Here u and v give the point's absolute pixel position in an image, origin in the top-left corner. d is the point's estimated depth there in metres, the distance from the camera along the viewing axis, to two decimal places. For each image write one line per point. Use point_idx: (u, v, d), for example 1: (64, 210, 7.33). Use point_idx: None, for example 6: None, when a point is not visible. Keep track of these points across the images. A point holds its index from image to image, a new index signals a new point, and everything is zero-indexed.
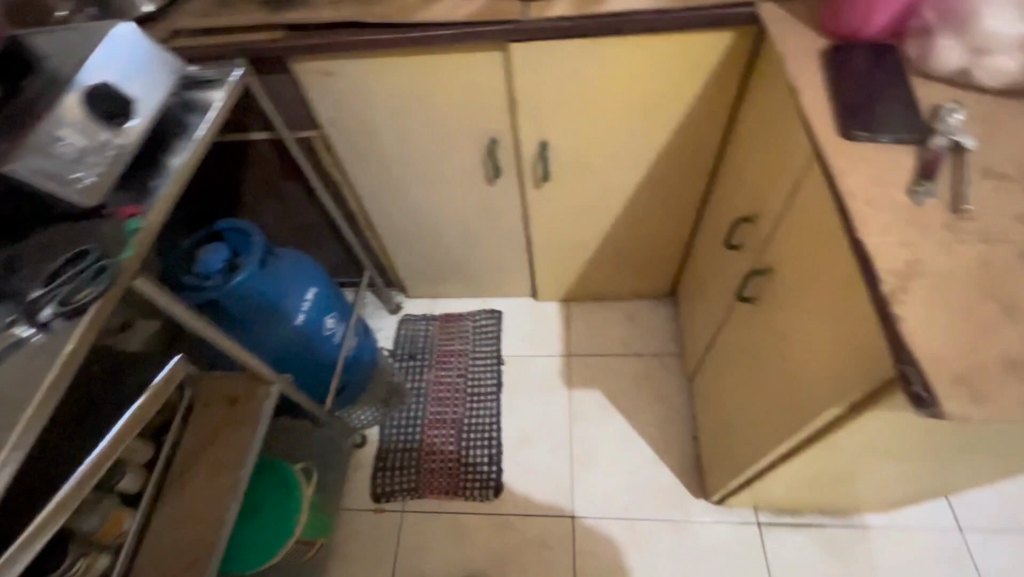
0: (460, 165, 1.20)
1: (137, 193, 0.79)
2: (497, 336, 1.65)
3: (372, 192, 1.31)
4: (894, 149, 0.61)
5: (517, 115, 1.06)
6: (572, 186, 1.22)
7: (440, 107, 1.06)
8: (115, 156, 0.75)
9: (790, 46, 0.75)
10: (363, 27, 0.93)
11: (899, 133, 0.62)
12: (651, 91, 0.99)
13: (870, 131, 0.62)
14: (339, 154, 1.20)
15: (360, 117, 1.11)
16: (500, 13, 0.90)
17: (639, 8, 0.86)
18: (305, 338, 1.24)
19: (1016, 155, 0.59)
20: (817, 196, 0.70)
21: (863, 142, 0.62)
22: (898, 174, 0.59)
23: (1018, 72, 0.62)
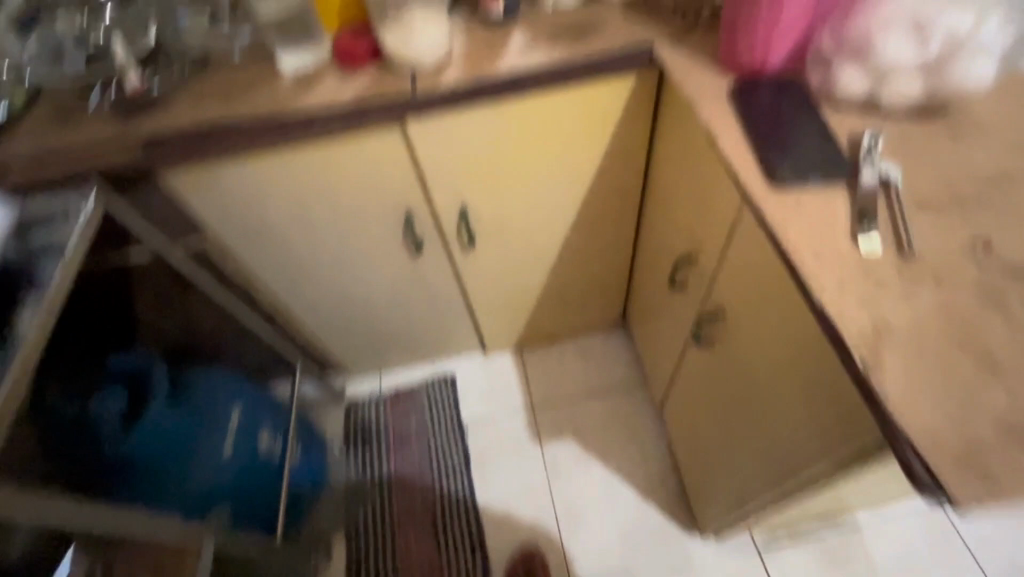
0: (377, 243, 1.10)
1: None
2: (455, 402, 1.55)
3: (285, 286, 1.18)
4: (824, 191, 0.58)
5: (428, 187, 0.98)
6: (502, 243, 1.15)
7: (343, 193, 0.97)
8: None
9: (695, 90, 0.72)
10: (236, 127, 0.83)
11: (824, 172, 0.59)
12: (562, 142, 0.94)
13: (793, 172, 0.59)
14: (239, 256, 1.07)
15: (254, 216, 0.99)
16: (388, 90, 0.82)
17: (534, 65, 0.81)
18: (239, 468, 1.09)
19: (942, 179, 0.57)
20: (755, 243, 0.67)
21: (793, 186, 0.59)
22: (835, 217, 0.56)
23: (919, 94, 0.61)
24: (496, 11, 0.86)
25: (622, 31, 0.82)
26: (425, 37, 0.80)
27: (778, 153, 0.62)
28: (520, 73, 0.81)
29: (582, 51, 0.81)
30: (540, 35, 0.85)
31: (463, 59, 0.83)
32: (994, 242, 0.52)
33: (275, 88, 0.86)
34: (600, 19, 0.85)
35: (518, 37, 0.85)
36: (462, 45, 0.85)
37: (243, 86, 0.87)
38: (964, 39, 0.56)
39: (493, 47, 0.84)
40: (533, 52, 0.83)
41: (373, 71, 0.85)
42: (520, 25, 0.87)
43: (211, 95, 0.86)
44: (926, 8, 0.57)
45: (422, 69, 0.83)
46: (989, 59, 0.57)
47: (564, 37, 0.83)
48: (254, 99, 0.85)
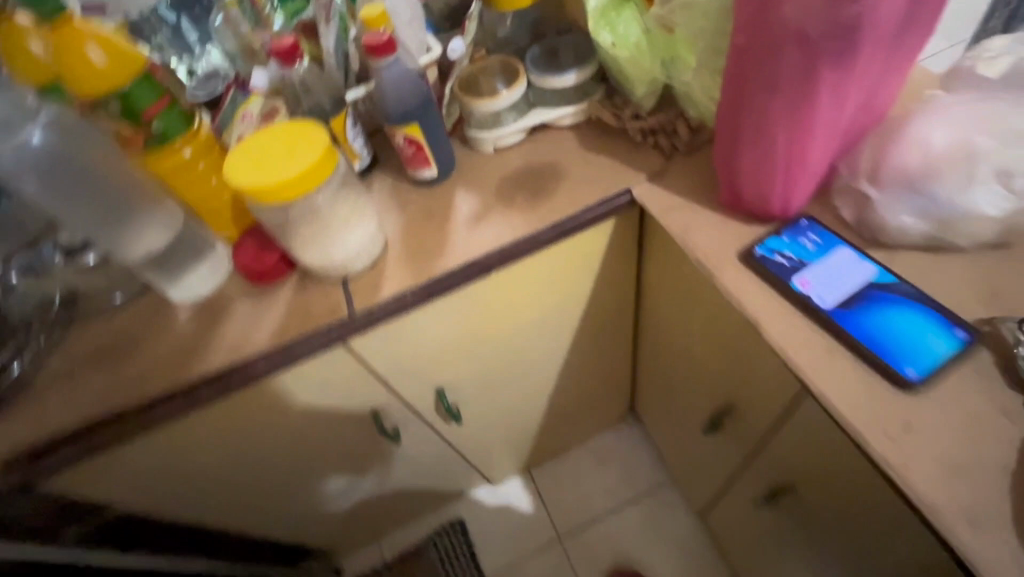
0: (344, 445, 0.90)
1: None
2: (473, 553, 1.35)
3: (244, 515, 0.95)
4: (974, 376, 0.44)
5: (393, 384, 0.79)
6: (490, 399, 0.97)
7: (288, 421, 0.77)
8: None
9: (708, 246, 0.57)
10: (124, 409, 0.62)
11: (958, 353, 0.44)
12: (538, 300, 0.78)
13: (920, 369, 0.45)
14: (175, 512, 0.84)
15: (183, 474, 0.77)
16: (317, 315, 0.64)
17: (492, 243, 0.65)
18: None
19: None
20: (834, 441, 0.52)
21: (936, 389, 0.44)
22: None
23: (998, 230, 0.47)
24: (429, 173, 0.70)
25: (589, 174, 0.67)
26: (346, 242, 0.62)
27: (872, 327, 0.47)
28: (477, 258, 0.64)
29: (550, 210, 0.66)
30: (490, 197, 0.68)
31: (402, 249, 0.67)
32: None
33: (169, 335, 0.66)
34: (557, 160, 0.70)
35: (465, 205, 0.68)
36: (398, 229, 0.69)
37: (127, 340, 0.67)
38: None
39: (438, 223, 0.68)
40: (486, 223, 0.66)
41: (292, 286, 0.66)
42: (460, 185, 0.71)
43: (86, 362, 0.66)
44: (1004, 142, 0.45)
45: (355, 275, 0.65)
46: (996, 190, 0.45)
47: (521, 195, 0.67)
48: (143, 358, 0.65)
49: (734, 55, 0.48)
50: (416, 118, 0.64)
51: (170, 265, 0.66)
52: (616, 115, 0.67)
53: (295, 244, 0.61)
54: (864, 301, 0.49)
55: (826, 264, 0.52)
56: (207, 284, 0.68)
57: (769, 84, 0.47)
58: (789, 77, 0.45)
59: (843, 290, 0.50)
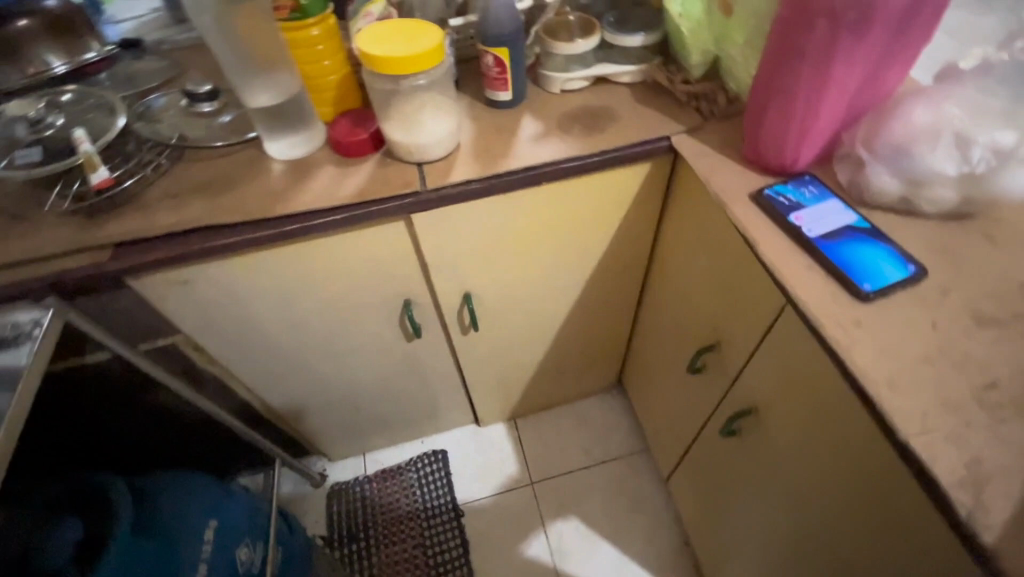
0: (371, 330, 1.01)
1: None
2: (449, 481, 1.44)
3: (267, 380, 1.06)
4: (912, 297, 0.57)
5: (431, 274, 0.91)
6: (502, 322, 1.09)
7: (337, 286, 0.89)
8: None
9: (726, 185, 0.70)
10: (222, 226, 0.74)
11: (904, 280, 0.57)
12: (569, 229, 0.91)
13: (875, 286, 0.57)
14: (216, 353, 0.95)
15: (237, 314, 0.89)
16: (393, 185, 0.76)
17: (546, 157, 0.77)
18: None
19: (986, 287, 0.57)
20: (796, 349, 0.63)
21: (885, 301, 0.56)
22: (950, 338, 0.53)
23: (955, 199, 0.60)
24: (502, 97, 0.83)
25: (637, 120, 0.80)
26: (431, 129, 0.75)
27: (844, 253, 0.60)
28: (533, 166, 0.77)
29: (600, 141, 0.78)
30: (552, 124, 0.81)
31: (472, 149, 0.79)
32: None
33: (265, 180, 0.78)
34: (613, 106, 0.82)
35: (530, 126, 0.81)
36: (470, 134, 0.81)
37: (227, 178, 0.79)
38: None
39: (504, 135, 0.81)
40: (544, 142, 0.79)
41: (375, 161, 0.79)
42: (527, 112, 0.84)
43: (191, 188, 0.77)
44: (964, 124, 0.57)
45: (429, 161, 0.78)
46: (951, 156, 0.57)
47: (578, 127, 0.80)
48: (241, 193, 0.77)
49: (776, 26, 0.61)
50: (505, 45, 0.78)
51: (279, 123, 0.78)
52: (669, 78, 0.81)
53: (392, 119, 0.75)
54: (842, 237, 0.61)
55: (818, 208, 0.64)
56: (302, 146, 0.80)
57: (798, 52, 0.60)
58: (815, 47, 0.58)
59: (828, 226, 0.62)
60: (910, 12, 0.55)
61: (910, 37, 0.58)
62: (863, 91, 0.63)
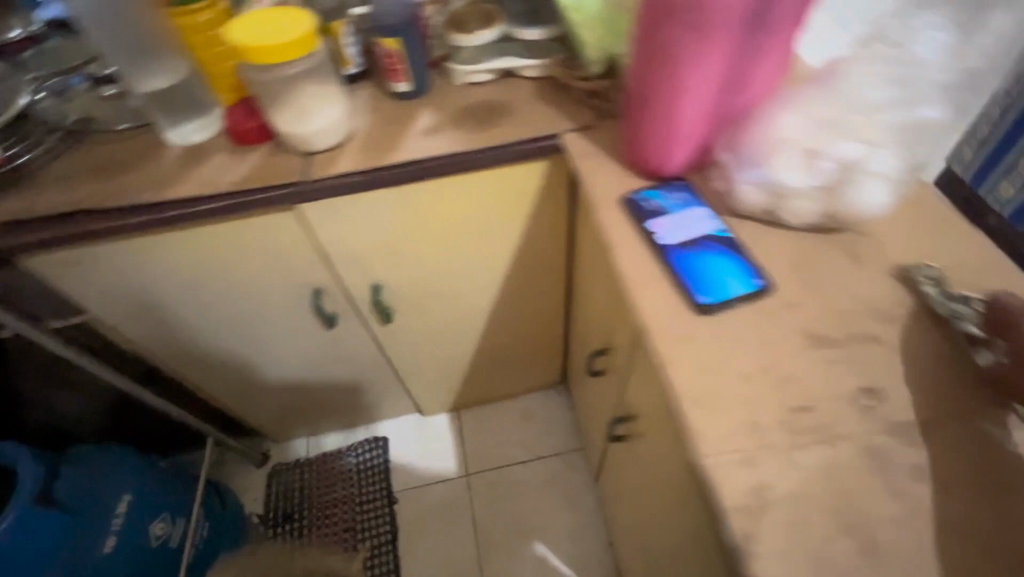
0: (286, 317, 1.02)
1: None
2: (387, 469, 1.46)
3: (188, 361, 1.08)
4: (754, 312, 0.55)
5: (334, 264, 0.91)
6: (422, 316, 1.09)
7: (239, 272, 0.90)
8: None
9: (602, 187, 0.68)
10: (106, 210, 0.75)
11: (746, 293, 0.55)
12: (472, 225, 0.90)
13: (715, 298, 0.55)
14: (130, 332, 0.97)
15: (143, 296, 0.91)
16: (277, 174, 0.76)
17: (433, 151, 0.76)
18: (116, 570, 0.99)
19: (833, 305, 0.54)
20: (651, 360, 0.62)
21: (723, 315, 0.55)
22: (778, 357, 0.51)
23: (818, 214, 0.57)
24: (402, 88, 0.81)
25: (532, 117, 0.78)
26: (315, 119, 0.74)
27: (694, 262, 0.58)
28: (418, 159, 0.76)
29: (490, 137, 0.77)
30: (447, 117, 0.80)
31: (362, 141, 0.78)
32: (880, 391, 0.49)
33: (157, 164, 0.79)
34: (513, 101, 0.81)
35: (425, 119, 0.80)
36: (366, 125, 0.80)
37: (122, 161, 0.79)
38: (918, 124, 0.52)
39: (398, 127, 0.80)
40: (435, 136, 0.78)
41: (266, 149, 0.79)
42: (427, 104, 0.82)
43: (86, 171, 0.78)
44: (815, 138, 0.55)
45: (317, 151, 0.77)
46: (800, 171, 0.55)
47: (472, 121, 0.79)
48: (131, 176, 0.78)
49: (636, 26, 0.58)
50: (399, 35, 0.75)
51: (173, 108, 0.80)
52: (567, 74, 0.79)
53: (277, 108, 0.74)
54: (697, 246, 0.59)
55: (681, 215, 0.62)
56: (204, 131, 0.80)
57: (653, 54, 0.57)
58: (665, 50, 0.55)
59: (686, 233, 0.61)
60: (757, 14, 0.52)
61: (767, 39, 0.55)
62: (728, 96, 0.59)
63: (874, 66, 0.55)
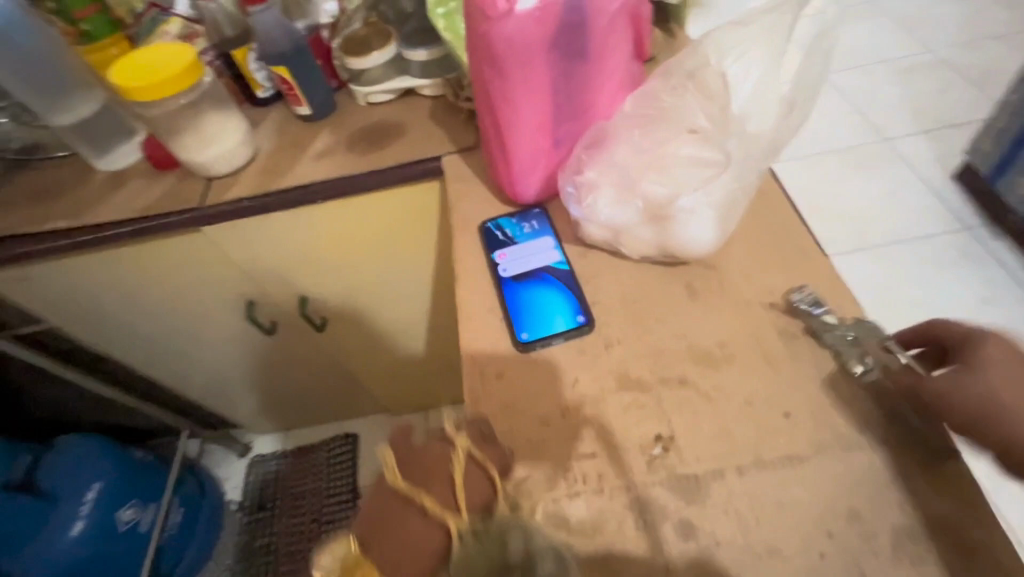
0: (227, 324, 1.08)
1: None
2: (355, 465, 1.37)
3: (149, 363, 1.16)
4: (573, 351, 0.54)
5: (257, 277, 0.96)
6: (359, 326, 1.12)
7: (167, 283, 0.95)
8: None
9: (466, 213, 0.68)
10: (32, 235, 0.81)
11: (566, 331, 0.54)
12: (383, 242, 0.91)
13: (534, 335, 0.55)
14: (90, 338, 1.06)
15: (95, 306, 0.99)
16: (181, 198, 0.81)
17: (323, 175, 0.78)
18: (84, 555, 1.02)
19: (654, 345, 0.53)
20: None
21: (541, 352, 0.54)
22: (583, 399, 0.51)
23: (654, 245, 0.55)
24: (304, 111, 0.83)
25: (420, 138, 0.79)
26: (213, 144, 0.78)
27: (524, 297, 0.57)
28: (306, 183, 0.78)
29: (379, 159, 0.78)
30: (341, 139, 0.81)
31: (262, 164, 0.82)
32: (673, 440, 0.47)
33: (83, 188, 0.85)
34: (406, 121, 0.81)
35: (320, 141, 0.82)
36: (268, 148, 0.83)
37: (54, 185, 0.86)
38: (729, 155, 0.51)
39: (297, 150, 0.82)
40: (327, 159, 0.80)
41: (177, 174, 0.83)
42: (329, 125, 0.84)
43: (23, 195, 0.85)
44: (634, 170, 0.54)
45: (220, 176, 0.81)
46: (621, 203, 0.54)
47: (364, 143, 0.80)
48: (60, 200, 0.84)
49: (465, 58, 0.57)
50: (286, 62, 0.77)
51: (98, 137, 0.85)
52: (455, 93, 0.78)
53: (178, 136, 0.77)
54: (533, 279, 0.59)
55: (527, 245, 0.61)
56: (133, 154, 0.85)
57: (479, 85, 0.56)
58: (484, 82, 0.54)
59: (526, 265, 0.60)
60: (565, 40, 0.51)
61: (586, 66, 0.55)
62: (563, 122, 0.58)
63: (688, 99, 0.54)
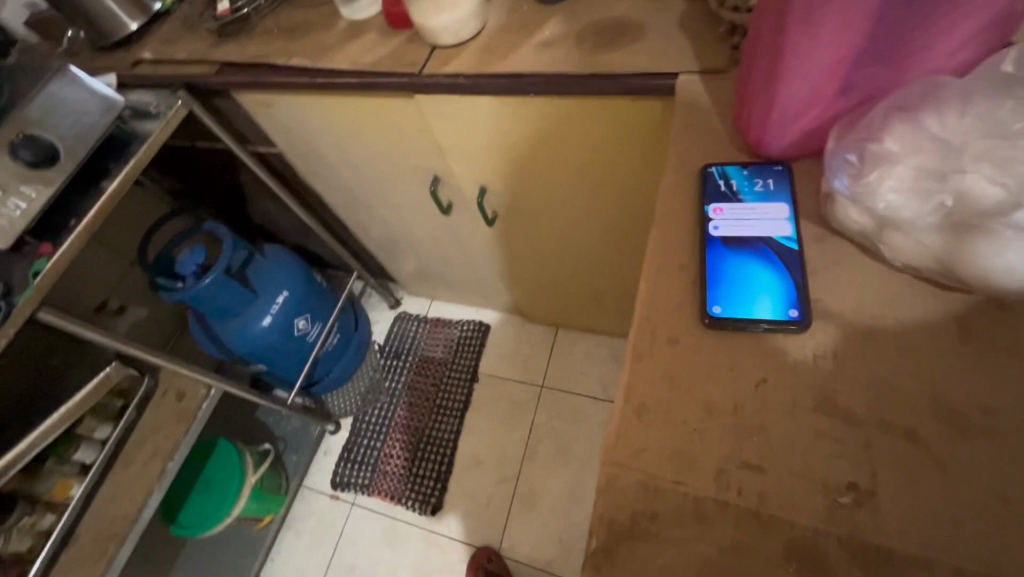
0: (410, 193, 1.14)
1: (59, 214, 0.84)
2: (480, 350, 1.49)
3: (342, 207, 1.29)
4: (771, 349, 0.45)
5: (447, 155, 0.98)
6: (522, 231, 1.11)
7: (371, 140, 1.02)
8: (46, 183, 0.77)
9: (688, 150, 0.58)
10: (282, 67, 0.89)
11: (771, 324, 0.45)
12: (575, 155, 0.85)
13: (729, 314, 0.46)
14: (304, 171, 1.20)
15: (315, 146, 1.10)
16: (404, 61, 0.81)
17: (541, 67, 0.72)
18: (272, 342, 1.26)
19: (877, 381, 0.42)
20: None
21: (729, 335, 0.46)
22: (765, 408, 0.43)
23: (935, 254, 0.42)
24: None
25: (658, 48, 0.68)
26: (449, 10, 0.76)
27: (730, 267, 0.49)
28: (522, 73, 0.73)
29: (605, 62, 0.69)
30: (571, 31, 0.74)
31: (486, 42, 0.78)
32: (864, 496, 0.39)
33: (327, 32, 0.89)
34: (648, 23, 0.70)
35: (549, 30, 0.75)
36: (496, 26, 0.79)
37: (305, 24, 0.92)
38: None
39: (523, 34, 0.76)
40: (551, 51, 0.73)
41: (406, 36, 0.84)
42: (561, 12, 0.76)
43: (281, 27, 0.93)
44: (948, 152, 0.42)
45: (445, 46, 0.80)
46: (915, 187, 0.42)
47: (595, 41, 0.71)
48: (307, 39, 0.90)
49: None
50: None
51: None
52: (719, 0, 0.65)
53: None
54: (749, 250, 0.49)
55: (752, 207, 0.51)
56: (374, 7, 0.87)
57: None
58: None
59: (744, 230, 0.50)
60: None
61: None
62: (863, 66, 0.45)
63: None
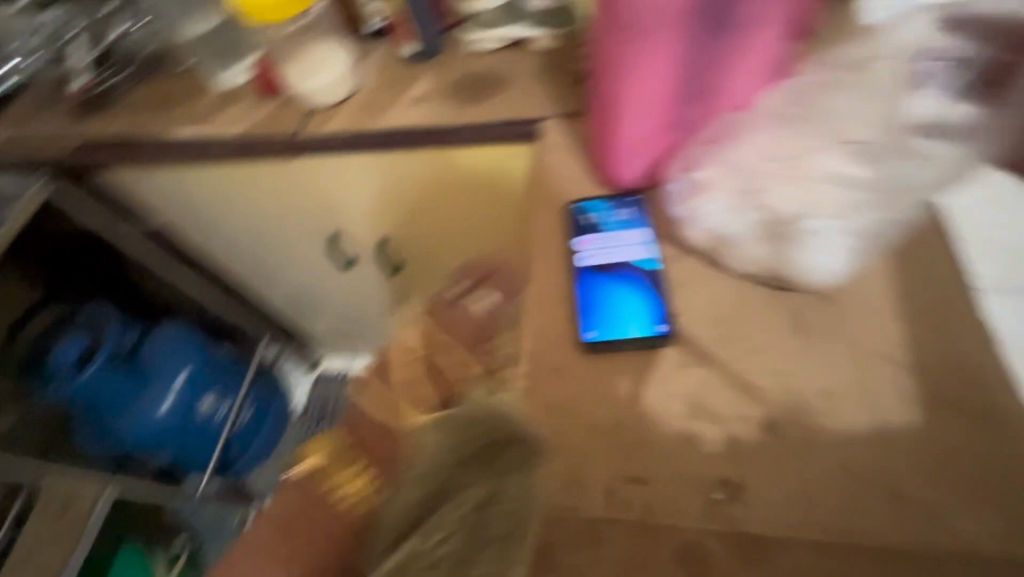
0: (310, 251, 1.11)
1: None
2: None
3: (240, 273, 1.24)
4: (644, 364, 0.48)
5: (340, 211, 0.97)
6: (428, 276, 1.12)
7: (259, 203, 0.99)
8: None
9: (556, 187, 0.62)
10: (151, 140, 0.86)
11: (641, 342, 0.49)
12: (465, 199, 0.88)
13: (603, 337, 0.49)
14: (193, 240, 1.14)
15: (200, 214, 1.06)
16: (281, 125, 0.81)
17: (415, 121, 0.75)
18: (172, 428, 1.17)
19: (736, 379, 0.47)
20: None
21: (606, 356, 0.49)
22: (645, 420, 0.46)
23: (765, 264, 0.49)
24: (410, 50, 0.80)
25: (522, 96, 0.73)
26: (320, 74, 0.77)
27: (601, 293, 0.52)
28: (399, 128, 0.76)
29: (475, 112, 0.74)
30: (441, 85, 0.77)
31: (361, 101, 0.80)
32: (735, 489, 0.42)
33: (198, 100, 0.87)
34: (511, 74, 0.75)
35: (420, 85, 0.78)
36: (370, 85, 0.81)
37: (174, 94, 0.89)
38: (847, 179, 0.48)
39: (396, 90, 0.79)
40: (424, 105, 0.77)
41: (281, 100, 0.84)
42: (431, 68, 0.80)
43: (148, 98, 0.90)
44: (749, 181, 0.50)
45: (321, 108, 0.81)
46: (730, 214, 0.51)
47: (464, 93, 0.76)
48: (177, 110, 0.88)
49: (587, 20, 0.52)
50: None
51: (217, 53, 0.87)
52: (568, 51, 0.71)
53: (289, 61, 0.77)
54: (616, 275, 0.53)
55: (615, 235, 0.55)
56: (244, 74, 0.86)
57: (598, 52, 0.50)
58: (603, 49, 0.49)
59: (609, 257, 0.54)
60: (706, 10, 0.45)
61: (733, 42, 0.48)
62: (684, 103, 0.51)
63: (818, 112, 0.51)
